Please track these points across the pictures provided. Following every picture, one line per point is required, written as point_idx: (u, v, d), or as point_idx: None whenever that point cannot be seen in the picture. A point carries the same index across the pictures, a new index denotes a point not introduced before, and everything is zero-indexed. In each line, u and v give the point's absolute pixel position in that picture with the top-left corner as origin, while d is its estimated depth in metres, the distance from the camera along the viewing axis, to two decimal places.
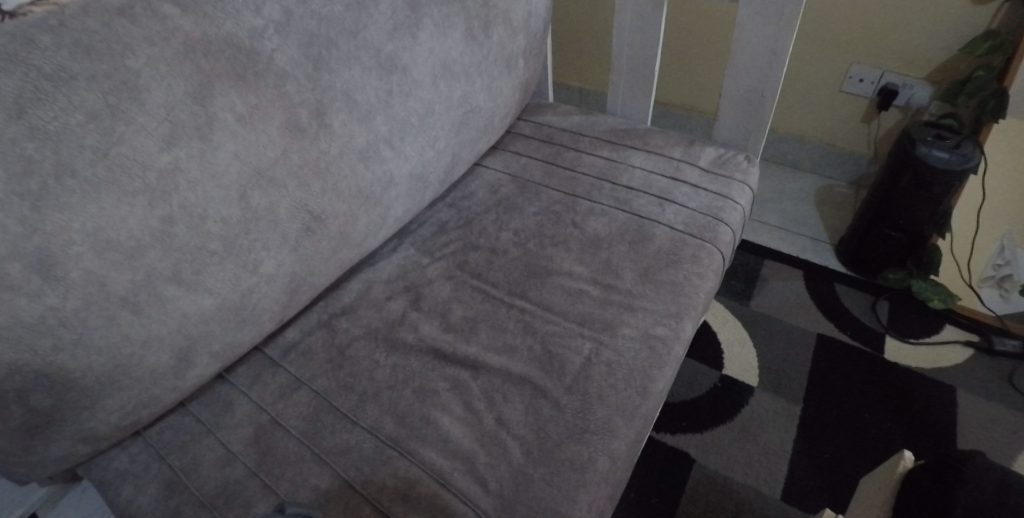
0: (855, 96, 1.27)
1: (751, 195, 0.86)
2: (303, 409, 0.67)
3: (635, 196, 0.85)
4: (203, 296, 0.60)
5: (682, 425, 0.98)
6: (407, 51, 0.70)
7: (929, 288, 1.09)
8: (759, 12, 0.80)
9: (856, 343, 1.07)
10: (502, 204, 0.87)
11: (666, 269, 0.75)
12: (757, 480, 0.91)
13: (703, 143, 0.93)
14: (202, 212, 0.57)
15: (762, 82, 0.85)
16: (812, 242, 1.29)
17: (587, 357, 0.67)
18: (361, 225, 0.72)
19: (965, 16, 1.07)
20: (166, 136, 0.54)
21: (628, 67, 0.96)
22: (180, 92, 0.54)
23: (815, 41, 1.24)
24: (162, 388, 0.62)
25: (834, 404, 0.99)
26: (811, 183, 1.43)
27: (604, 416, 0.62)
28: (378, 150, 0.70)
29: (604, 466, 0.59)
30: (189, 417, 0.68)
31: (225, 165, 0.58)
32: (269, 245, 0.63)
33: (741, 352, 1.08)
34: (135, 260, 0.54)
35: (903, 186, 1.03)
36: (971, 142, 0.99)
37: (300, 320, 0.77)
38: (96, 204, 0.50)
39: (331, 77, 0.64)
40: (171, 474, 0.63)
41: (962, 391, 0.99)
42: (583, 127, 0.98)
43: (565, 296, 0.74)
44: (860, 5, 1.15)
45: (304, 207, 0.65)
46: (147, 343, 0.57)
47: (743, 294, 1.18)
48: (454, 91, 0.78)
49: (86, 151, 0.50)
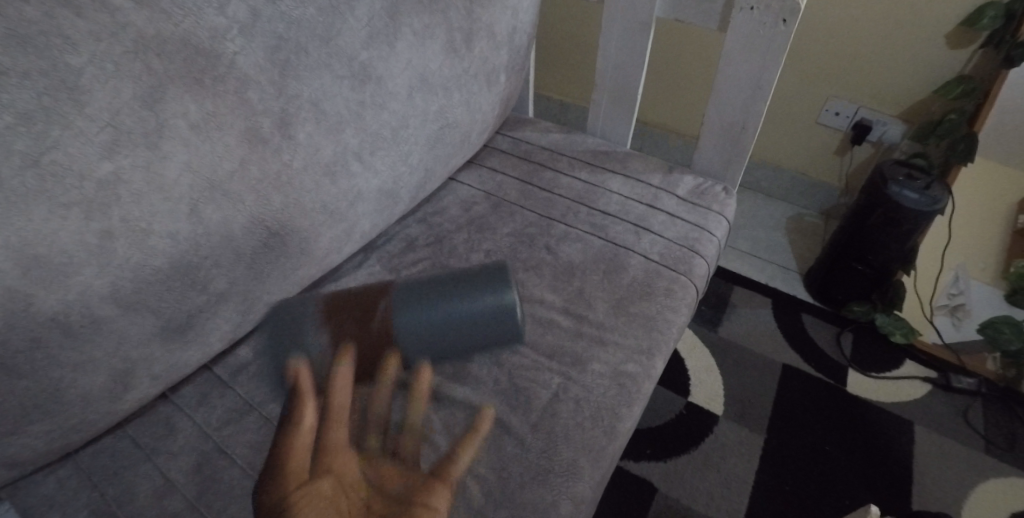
0: (830, 128, 1.29)
1: (727, 227, 0.85)
2: (252, 437, 0.63)
3: (611, 222, 0.83)
4: (145, 316, 0.55)
5: (645, 452, 0.98)
6: (383, 61, 0.66)
7: (890, 322, 1.11)
8: (747, 44, 0.79)
9: (820, 375, 1.08)
10: (474, 222, 0.84)
11: (640, 301, 0.74)
12: (717, 511, 0.91)
13: (682, 170, 0.92)
14: (147, 226, 0.52)
15: (746, 114, 0.84)
16: (781, 269, 1.30)
17: (555, 392, 0.65)
18: (324, 242, 0.69)
19: (940, 59, 1.09)
20: (108, 143, 0.48)
21: (611, 87, 0.94)
22: (127, 94, 0.49)
23: (795, 71, 1.25)
24: (96, 412, 0.57)
25: (797, 436, 0.99)
26: (782, 209, 1.44)
27: (569, 456, 0.61)
28: (346, 164, 0.66)
29: (567, 510, 0.57)
30: (127, 441, 0.64)
31: (175, 177, 0.53)
32: (221, 263, 0.59)
33: (706, 379, 1.08)
34: (67, 279, 0.48)
35: (872, 223, 1.04)
36: (940, 185, 1.01)
37: (254, 338, 0.72)
38: (22, 217, 0.45)
39: (299, 85, 0.59)
40: (103, 503, 0.59)
41: (917, 428, 1.01)
42: (562, 146, 0.96)
43: (535, 326, 0.72)
44: (841, 40, 1.15)
45: (261, 223, 0.60)
46: (79, 367, 0.52)
47: (711, 319, 1.18)
48: (431, 105, 0.74)
49: (14, 157, 0.44)
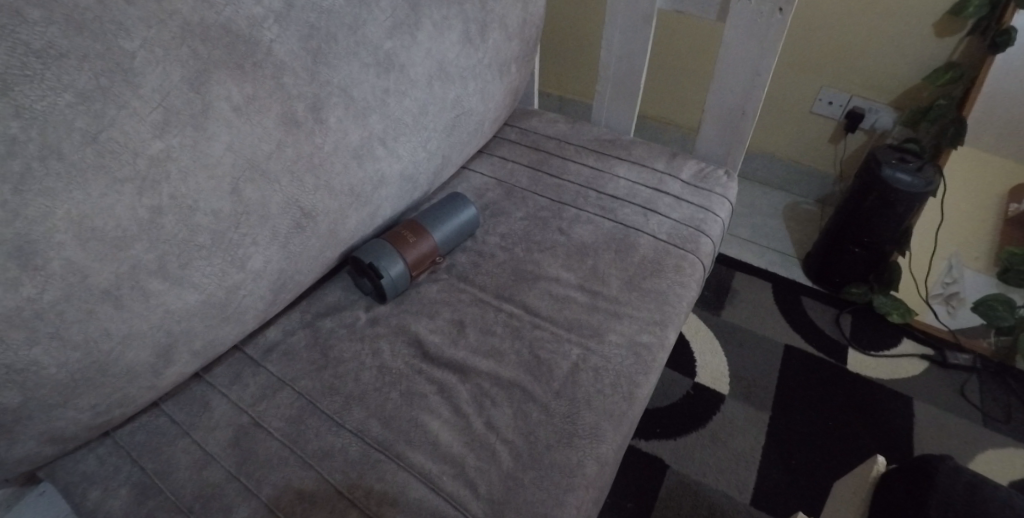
0: (824, 117, 1.34)
1: (731, 208, 0.89)
2: (285, 411, 0.65)
3: (620, 205, 0.87)
4: (188, 291, 0.58)
5: (657, 431, 1.01)
6: (405, 50, 0.70)
7: (888, 302, 1.16)
8: (746, 33, 0.83)
9: (822, 354, 1.12)
10: (489, 208, 0.88)
11: (651, 278, 0.77)
12: (727, 485, 0.94)
13: (685, 156, 0.96)
14: (193, 203, 0.55)
15: (745, 100, 0.89)
16: (779, 255, 1.35)
17: (575, 362, 0.69)
18: (351, 224, 0.72)
19: (929, 47, 1.14)
20: (159, 123, 0.52)
21: (615, 78, 0.98)
22: (176, 77, 0.52)
23: (789, 62, 1.30)
24: (139, 386, 0.59)
25: (801, 411, 1.03)
26: (778, 198, 1.49)
27: (593, 421, 0.64)
28: (372, 148, 0.70)
29: (592, 470, 0.60)
30: (163, 418, 0.65)
31: (218, 157, 0.56)
32: (258, 240, 0.62)
33: (712, 360, 1.11)
34: (120, 252, 0.51)
35: (867, 206, 1.09)
36: (932, 167, 1.05)
37: (282, 319, 0.75)
38: (82, 190, 0.48)
39: (329, 71, 0.63)
40: (144, 476, 0.61)
41: (916, 402, 1.05)
42: (569, 136, 0.99)
43: (552, 302, 0.75)
44: (833, 31, 1.21)
45: (295, 203, 0.63)
46: (128, 339, 0.55)
47: (714, 304, 1.22)
48: (449, 93, 0.78)
49: (75, 135, 0.47)
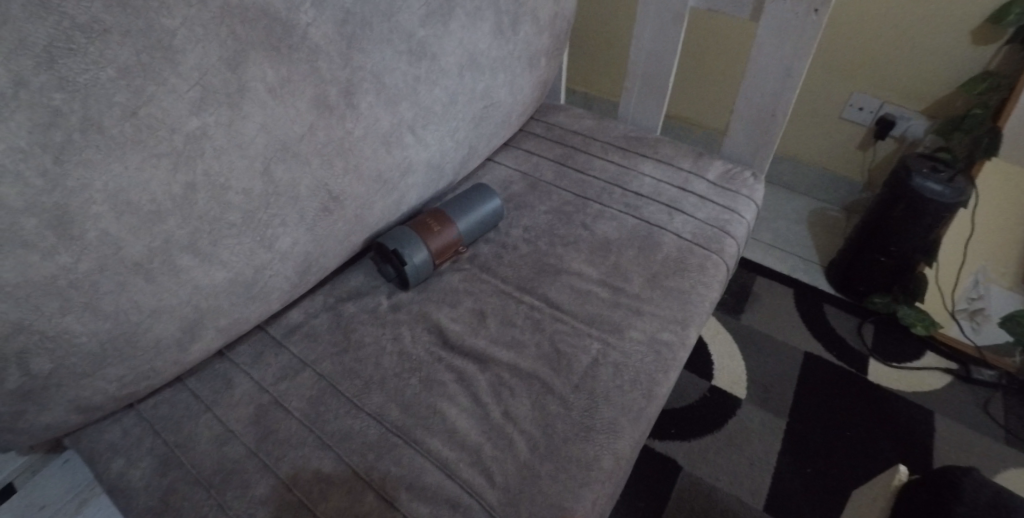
0: (854, 123, 1.32)
1: (757, 211, 0.88)
2: (306, 391, 0.66)
3: (644, 202, 0.86)
4: (216, 269, 0.58)
5: (671, 432, 1.00)
6: (437, 39, 0.70)
7: (912, 314, 1.13)
8: (780, 33, 0.82)
9: (842, 363, 1.11)
10: (513, 201, 0.88)
11: (674, 276, 0.77)
12: (740, 490, 0.93)
13: (712, 156, 0.95)
14: (225, 181, 0.56)
15: (776, 101, 0.87)
16: (802, 261, 1.33)
17: (595, 357, 0.68)
18: (377, 210, 0.72)
19: (965, 56, 1.12)
20: (196, 100, 0.52)
21: (643, 76, 0.97)
22: (214, 57, 0.53)
23: (820, 66, 1.28)
24: (165, 360, 0.60)
25: (819, 420, 1.01)
26: (803, 204, 1.47)
27: (610, 416, 0.63)
28: (401, 136, 0.70)
29: (608, 465, 0.60)
30: (187, 393, 0.66)
31: (252, 136, 0.57)
32: (287, 222, 0.62)
33: (730, 363, 1.10)
34: (153, 226, 0.52)
35: (896, 215, 1.07)
36: (964, 177, 1.03)
37: (305, 302, 0.76)
38: (119, 164, 0.49)
39: (363, 57, 0.63)
40: (166, 449, 0.62)
41: (938, 416, 1.03)
42: (595, 132, 0.99)
43: (574, 296, 0.75)
44: (867, 35, 1.19)
45: (323, 186, 0.64)
46: (157, 313, 0.56)
47: (733, 307, 1.21)
48: (478, 84, 0.79)
49: (115, 109, 0.48)
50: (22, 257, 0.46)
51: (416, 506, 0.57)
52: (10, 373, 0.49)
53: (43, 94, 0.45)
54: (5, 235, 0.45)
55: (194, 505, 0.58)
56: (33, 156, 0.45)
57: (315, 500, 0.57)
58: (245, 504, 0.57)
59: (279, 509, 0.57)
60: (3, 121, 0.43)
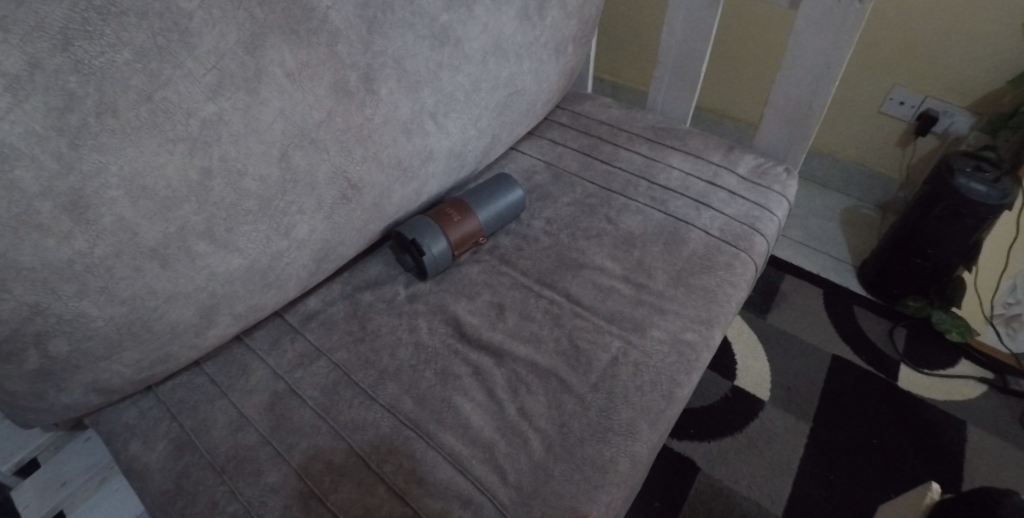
0: (893, 118, 1.26)
1: (789, 208, 0.84)
2: (321, 380, 0.65)
3: (671, 196, 0.83)
4: (232, 255, 0.58)
5: (690, 432, 0.98)
6: (461, 24, 0.69)
7: (948, 319, 1.09)
8: (820, 22, 0.78)
9: (871, 368, 1.07)
10: (535, 191, 0.86)
11: (700, 274, 0.74)
12: (760, 494, 0.90)
13: (743, 150, 0.91)
14: (242, 167, 0.55)
15: (813, 94, 0.83)
16: (833, 261, 1.28)
17: (615, 355, 0.66)
18: (396, 198, 0.71)
19: (1017, 48, 1.05)
20: (213, 84, 0.51)
21: (674, 65, 0.94)
22: (232, 40, 0.52)
23: (860, 57, 1.23)
24: (181, 345, 0.60)
25: (845, 425, 0.98)
26: (836, 201, 1.42)
27: (629, 417, 0.61)
28: (422, 123, 0.69)
29: (625, 468, 0.58)
30: (203, 377, 0.66)
31: (269, 122, 0.56)
32: (304, 209, 0.61)
33: (754, 364, 1.07)
34: (169, 212, 0.52)
35: (935, 216, 1.02)
36: (1011, 178, 0.98)
37: (323, 289, 0.75)
38: (135, 148, 0.49)
39: (384, 42, 0.62)
40: (182, 433, 0.62)
41: (972, 427, 0.99)
42: (622, 122, 0.96)
43: (595, 291, 0.73)
44: (911, 26, 1.13)
45: (342, 174, 0.63)
46: (173, 298, 0.55)
47: (759, 306, 1.18)
48: (502, 71, 0.77)
49: (131, 92, 0.48)
50: (39, 242, 0.46)
51: (427, 501, 0.56)
52: (29, 354, 0.50)
53: (59, 77, 0.44)
54: (22, 219, 0.45)
55: (208, 490, 0.58)
56: (48, 139, 0.45)
57: (326, 491, 0.57)
58: (257, 491, 0.57)
59: (291, 498, 0.56)
60: (18, 104, 0.43)
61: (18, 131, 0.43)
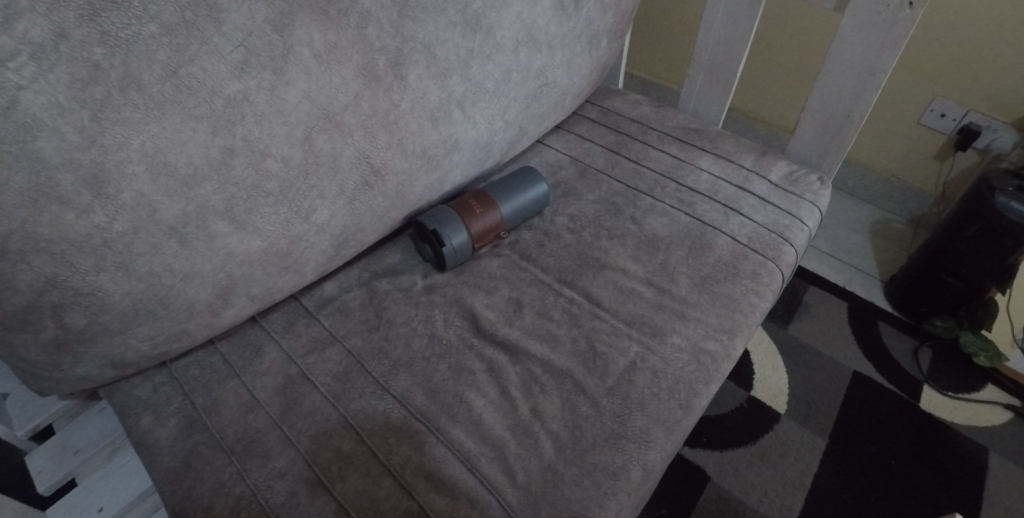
0: (932, 130, 1.22)
1: (821, 218, 0.81)
2: (333, 367, 0.65)
3: (700, 200, 0.81)
4: (251, 237, 0.57)
5: (703, 440, 0.96)
6: (494, 11, 0.67)
7: (977, 342, 1.06)
8: (866, 27, 0.74)
9: (893, 387, 1.04)
10: (560, 188, 0.84)
11: (725, 282, 0.72)
12: (770, 508, 0.88)
13: (776, 155, 0.88)
14: (264, 148, 0.54)
15: (854, 102, 0.80)
16: (860, 274, 1.25)
17: (633, 360, 0.65)
18: (419, 187, 0.70)
19: None
20: (238, 63, 0.50)
21: (709, 63, 0.91)
22: (261, 17, 0.51)
23: (902, 64, 1.19)
24: (196, 323, 0.59)
25: (862, 444, 0.95)
26: (866, 214, 1.39)
27: (643, 425, 0.60)
28: (448, 112, 0.68)
29: (637, 476, 0.57)
30: (217, 357, 0.66)
31: (294, 104, 0.55)
32: (325, 194, 0.61)
33: (772, 375, 1.05)
34: (190, 190, 0.51)
35: (971, 234, 0.99)
36: None
37: (341, 275, 0.74)
38: (159, 124, 0.48)
39: (415, 26, 0.60)
40: (193, 412, 0.62)
41: (995, 455, 0.95)
42: (653, 120, 0.94)
43: (616, 293, 0.71)
44: (960, 34, 1.08)
45: (365, 159, 0.62)
46: (189, 277, 0.55)
47: (781, 317, 1.16)
48: (534, 61, 0.75)
49: (156, 67, 0.47)
50: (59, 215, 0.46)
51: (434, 497, 0.55)
52: (44, 324, 0.50)
53: (84, 48, 0.44)
54: (42, 190, 0.45)
55: (214, 471, 0.57)
56: (70, 111, 0.44)
57: (333, 479, 0.56)
58: (263, 475, 0.56)
59: (297, 485, 0.56)
60: (43, 74, 0.43)
61: (41, 101, 0.43)
